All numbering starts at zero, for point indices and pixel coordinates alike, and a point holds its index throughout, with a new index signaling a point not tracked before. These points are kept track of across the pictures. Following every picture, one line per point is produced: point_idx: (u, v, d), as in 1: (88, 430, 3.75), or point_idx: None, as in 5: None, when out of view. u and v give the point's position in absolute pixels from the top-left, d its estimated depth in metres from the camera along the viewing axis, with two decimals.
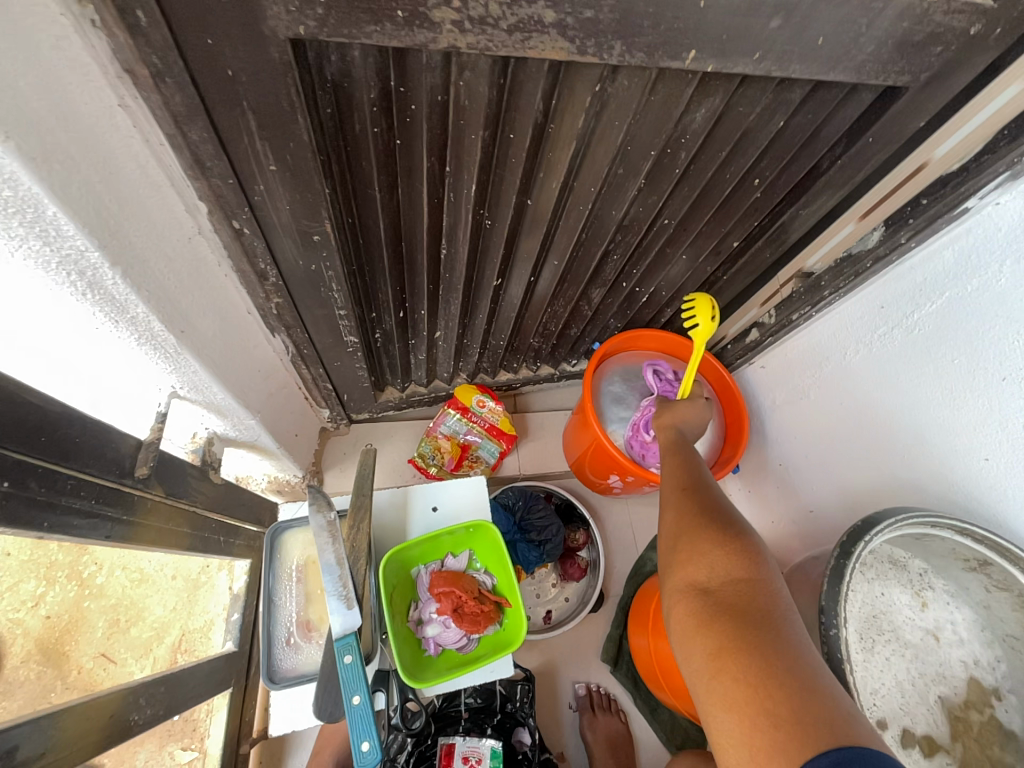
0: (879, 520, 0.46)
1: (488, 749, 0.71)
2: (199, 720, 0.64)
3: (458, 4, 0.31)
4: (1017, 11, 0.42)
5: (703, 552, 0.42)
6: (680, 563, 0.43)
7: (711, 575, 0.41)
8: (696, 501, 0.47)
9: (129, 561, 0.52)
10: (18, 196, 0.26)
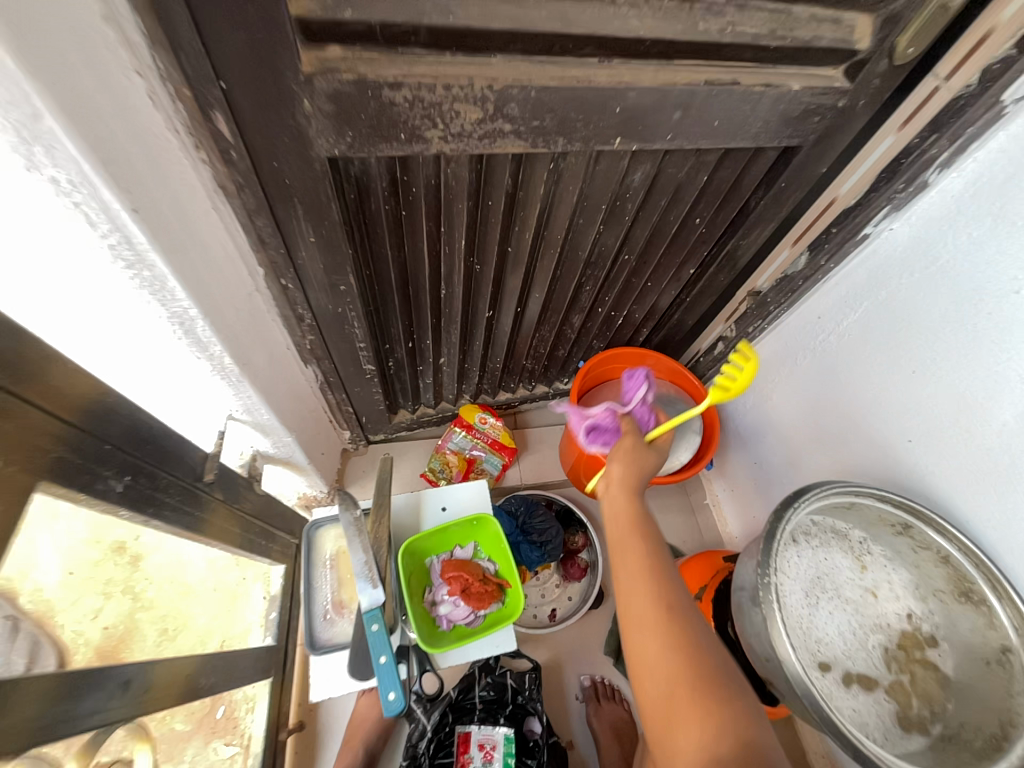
0: (807, 490, 0.56)
1: (502, 737, 0.79)
2: (240, 717, 0.72)
3: (442, 126, 0.45)
4: (874, 87, 0.55)
5: (671, 623, 0.45)
6: (646, 640, 0.46)
7: (681, 649, 0.44)
8: (657, 564, 0.50)
9: (175, 573, 0.60)
10: (153, 275, 0.40)
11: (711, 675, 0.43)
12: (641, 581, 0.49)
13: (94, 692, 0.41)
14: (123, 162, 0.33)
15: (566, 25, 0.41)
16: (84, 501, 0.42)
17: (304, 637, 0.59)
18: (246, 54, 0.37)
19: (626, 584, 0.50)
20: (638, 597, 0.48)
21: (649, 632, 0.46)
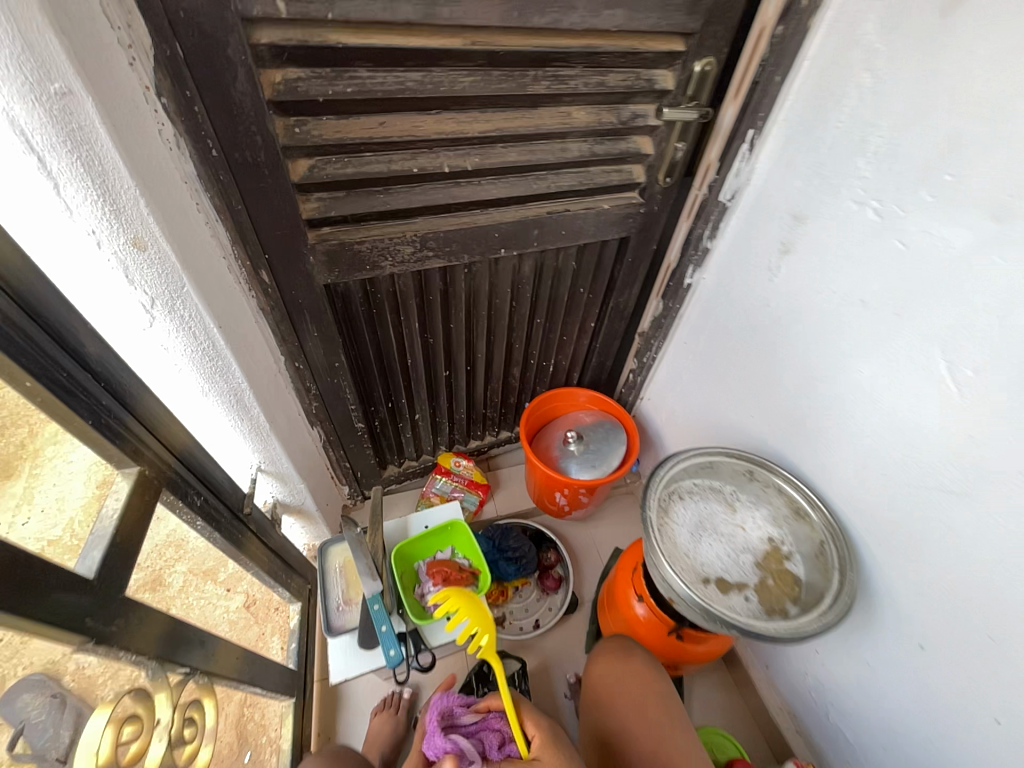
0: (675, 453, 0.81)
1: None
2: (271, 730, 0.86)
3: (391, 260, 0.75)
4: (661, 201, 0.87)
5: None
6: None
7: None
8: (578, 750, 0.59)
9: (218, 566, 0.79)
10: (223, 364, 0.66)
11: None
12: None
13: (186, 645, 0.59)
14: (215, 301, 0.61)
15: (456, 198, 0.72)
16: (176, 507, 0.64)
17: (323, 624, 0.76)
18: (279, 240, 0.66)
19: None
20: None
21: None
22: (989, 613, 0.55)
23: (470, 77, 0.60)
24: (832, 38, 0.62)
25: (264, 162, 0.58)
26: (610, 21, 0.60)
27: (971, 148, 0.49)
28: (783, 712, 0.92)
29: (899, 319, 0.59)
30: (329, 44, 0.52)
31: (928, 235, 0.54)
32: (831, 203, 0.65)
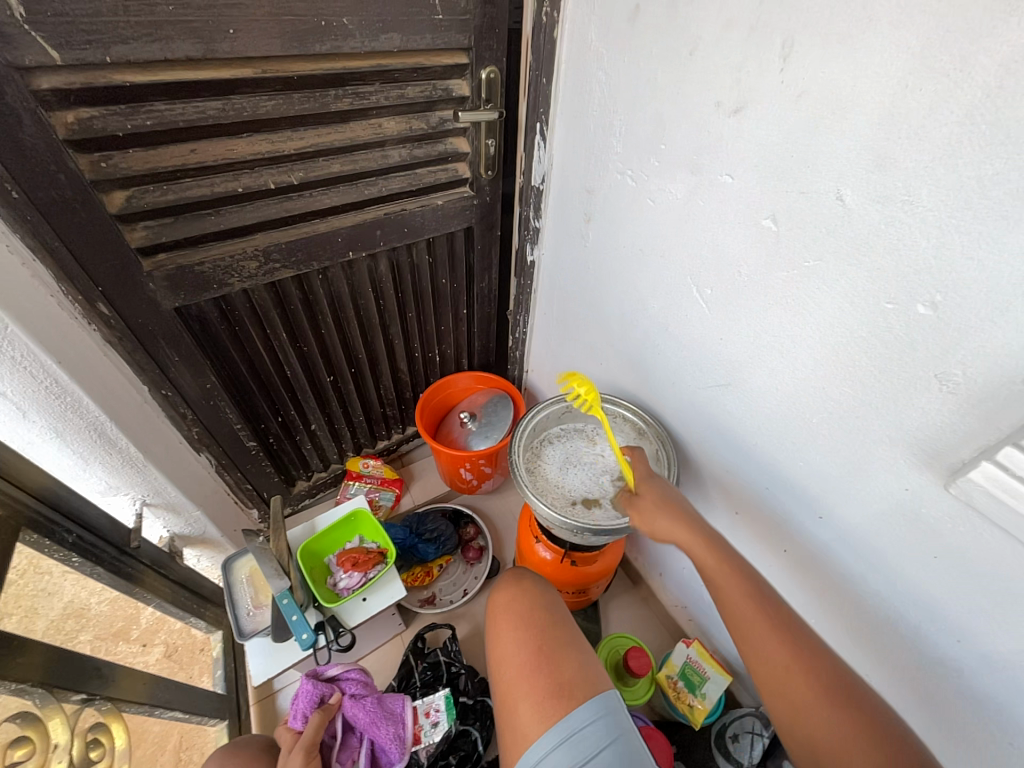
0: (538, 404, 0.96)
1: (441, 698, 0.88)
2: (201, 748, 0.87)
3: (239, 277, 0.79)
4: (491, 191, 0.98)
5: (739, 598, 0.62)
6: (772, 660, 0.59)
7: (772, 606, 0.62)
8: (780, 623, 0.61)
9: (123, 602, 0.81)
10: (73, 398, 0.67)
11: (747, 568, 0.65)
12: (837, 726, 0.54)
13: (74, 671, 0.61)
14: (50, 337, 0.62)
15: (289, 211, 0.78)
16: (44, 546, 0.64)
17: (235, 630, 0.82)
18: (111, 271, 0.68)
19: (817, 720, 0.55)
20: (767, 646, 0.59)
21: (738, 614, 0.62)
22: (760, 470, 0.72)
23: (271, 100, 0.67)
24: (575, 45, 0.76)
25: (74, 197, 0.60)
26: (389, 43, 0.70)
27: (669, 122, 0.65)
28: (677, 607, 1.07)
29: (663, 260, 0.75)
30: (114, 83, 0.57)
31: (663, 192, 0.70)
32: (605, 176, 0.80)
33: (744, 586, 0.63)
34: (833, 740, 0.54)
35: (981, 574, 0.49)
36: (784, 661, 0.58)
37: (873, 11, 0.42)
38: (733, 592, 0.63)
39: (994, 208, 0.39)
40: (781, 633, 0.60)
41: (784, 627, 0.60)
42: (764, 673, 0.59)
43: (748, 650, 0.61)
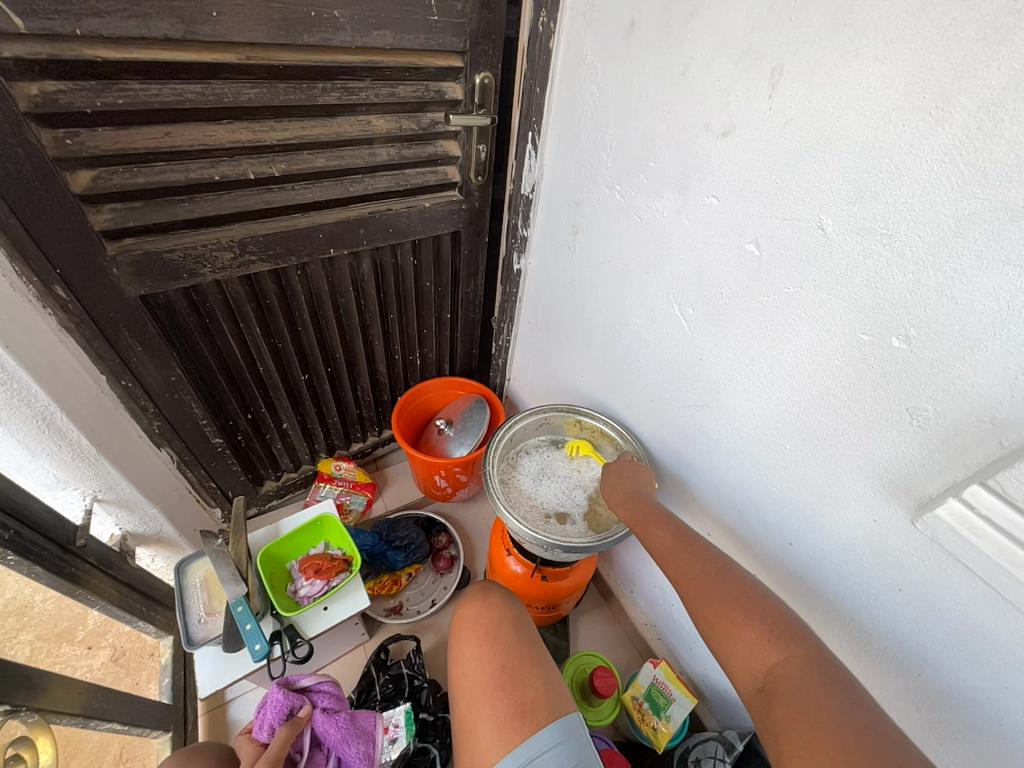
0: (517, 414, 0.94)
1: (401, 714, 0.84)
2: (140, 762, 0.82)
3: (211, 266, 0.76)
4: (480, 196, 0.97)
5: (667, 549, 0.62)
6: (702, 602, 0.56)
7: (696, 555, 0.60)
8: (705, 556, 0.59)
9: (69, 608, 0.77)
10: (20, 386, 0.62)
11: (674, 523, 0.65)
12: (769, 655, 0.49)
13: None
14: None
15: (268, 203, 0.75)
16: None
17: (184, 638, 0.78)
18: (70, 254, 0.64)
19: (747, 654, 0.50)
20: (692, 586, 0.58)
21: (669, 561, 0.61)
22: (732, 492, 0.71)
23: (255, 88, 0.65)
24: (569, 57, 0.76)
25: (33, 174, 0.57)
26: (381, 40, 0.69)
27: (658, 140, 0.65)
28: (647, 626, 1.06)
29: (647, 277, 0.74)
30: (84, 57, 0.54)
31: (649, 209, 0.70)
32: (593, 189, 0.80)
33: (670, 538, 0.63)
34: (767, 671, 0.49)
35: (943, 610, 0.49)
36: (709, 598, 0.55)
37: (860, 45, 0.42)
38: (663, 543, 0.63)
39: (969, 248, 0.39)
40: (710, 578, 0.57)
41: (713, 574, 0.57)
42: (699, 616, 0.56)
43: (684, 598, 0.58)
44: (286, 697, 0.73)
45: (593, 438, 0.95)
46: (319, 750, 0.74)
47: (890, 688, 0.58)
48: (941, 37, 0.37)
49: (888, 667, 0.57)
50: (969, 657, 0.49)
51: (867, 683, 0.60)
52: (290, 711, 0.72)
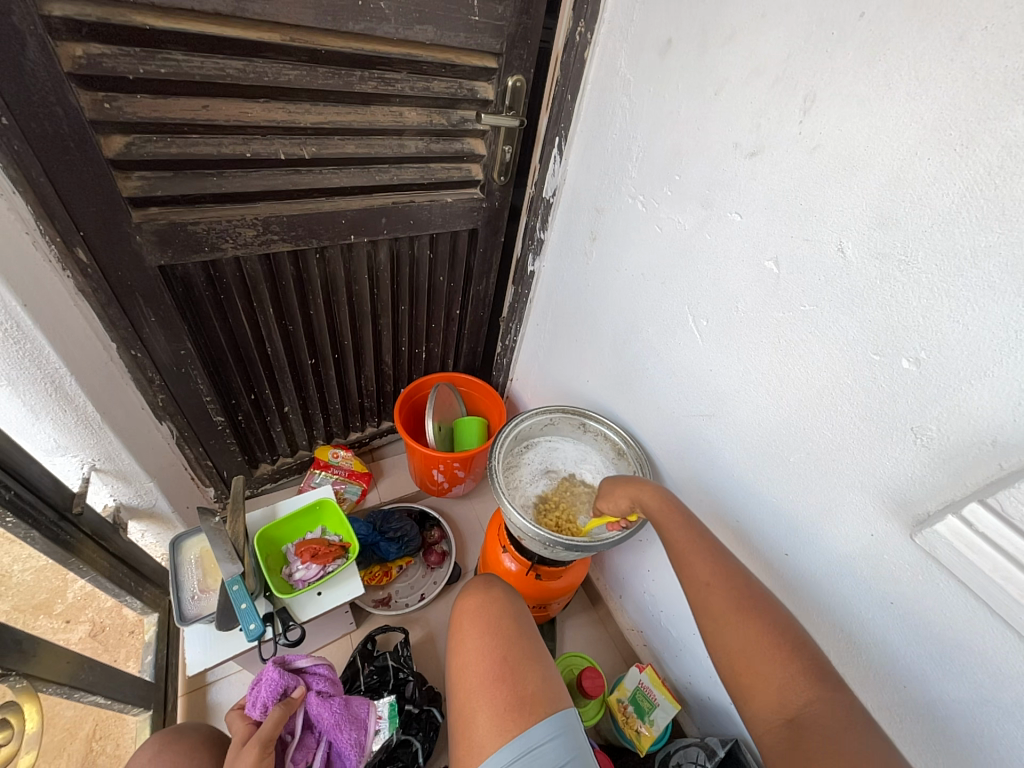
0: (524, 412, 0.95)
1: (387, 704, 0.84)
2: (116, 737, 0.81)
3: (233, 242, 0.76)
4: (501, 196, 0.99)
5: (707, 563, 0.60)
6: (740, 623, 0.54)
7: (739, 576, 0.58)
8: (731, 575, 0.59)
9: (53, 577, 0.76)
10: (34, 347, 0.61)
11: (709, 538, 0.63)
12: (798, 688, 0.49)
13: None
14: (20, 278, 0.58)
15: (295, 185, 0.76)
16: None
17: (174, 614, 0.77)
18: (96, 218, 0.64)
19: (779, 683, 0.50)
20: (730, 604, 0.56)
21: (706, 571, 0.60)
22: (732, 502, 0.73)
23: (294, 70, 0.65)
24: (603, 69, 0.78)
25: (68, 134, 0.57)
26: (422, 34, 0.70)
27: (686, 154, 0.67)
28: (633, 631, 1.08)
29: (664, 286, 0.76)
30: (132, 24, 0.54)
31: (671, 222, 0.72)
32: (616, 198, 0.82)
33: (707, 551, 0.62)
34: (798, 704, 0.48)
35: (933, 623, 0.51)
36: (748, 622, 0.54)
37: (892, 80, 0.44)
38: (701, 556, 0.61)
39: (982, 279, 0.42)
40: (745, 603, 0.56)
41: (756, 600, 0.56)
42: (727, 635, 0.55)
43: (706, 608, 0.58)
44: (281, 676, 0.72)
45: (596, 439, 0.97)
46: (311, 731, 0.74)
47: (873, 699, 0.60)
48: (971, 80, 0.40)
49: (874, 678, 0.59)
50: (956, 669, 0.51)
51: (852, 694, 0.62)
52: (284, 690, 0.72)
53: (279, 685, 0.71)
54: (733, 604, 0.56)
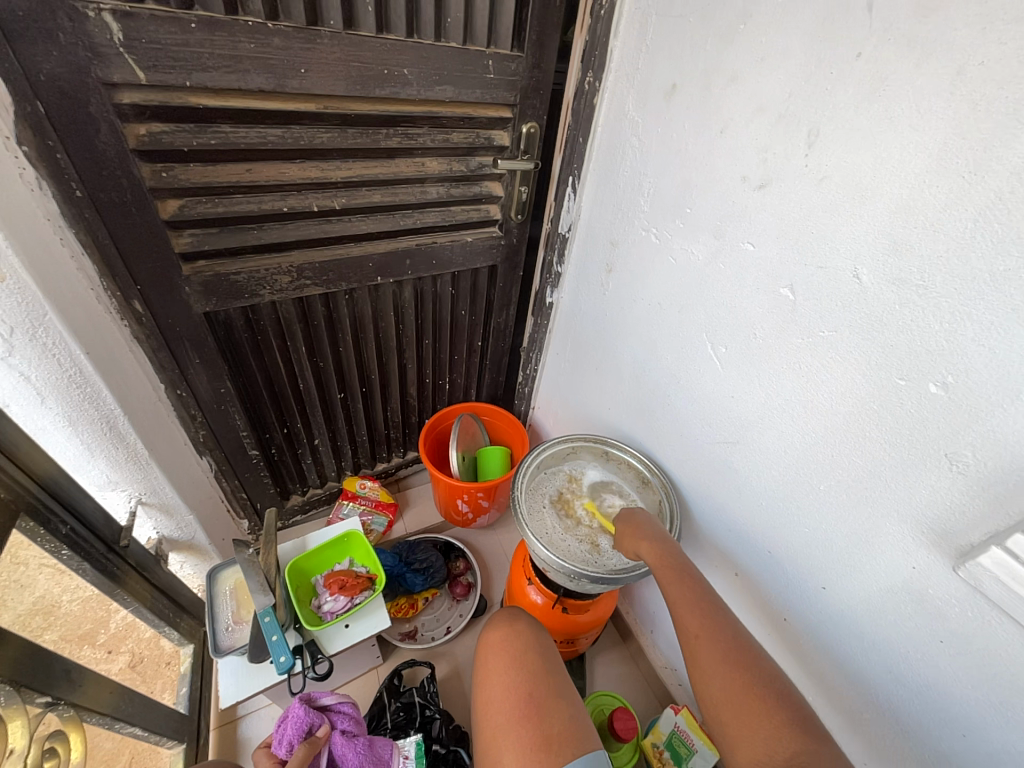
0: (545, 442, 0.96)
1: (412, 745, 0.82)
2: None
3: (269, 288, 0.82)
4: (518, 233, 1.03)
5: (697, 613, 0.61)
6: (729, 681, 0.55)
7: (728, 627, 0.60)
8: (712, 613, 0.61)
9: (98, 609, 0.79)
10: (91, 389, 0.67)
11: (703, 594, 0.63)
12: (786, 743, 0.49)
13: (42, 671, 0.59)
14: (87, 328, 0.65)
15: (326, 233, 0.81)
16: (39, 535, 0.64)
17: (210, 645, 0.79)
18: (152, 272, 0.71)
19: (764, 737, 0.50)
20: (717, 653, 0.57)
21: (695, 624, 0.61)
22: (762, 534, 0.71)
23: (327, 133, 0.72)
24: (612, 113, 0.83)
25: (131, 201, 0.64)
26: (443, 93, 0.76)
27: (696, 188, 0.69)
28: (667, 670, 1.03)
29: (681, 314, 0.77)
30: (189, 104, 0.61)
31: (685, 253, 0.74)
32: (630, 232, 0.84)
33: (699, 600, 0.62)
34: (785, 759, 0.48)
35: (989, 665, 0.48)
36: (730, 672, 0.56)
37: (895, 113, 0.46)
38: (689, 606, 0.62)
39: (1004, 302, 0.41)
40: (737, 651, 0.57)
41: (748, 660, 0.56)
42: (711, 687, 0.56)
43: (695, 658, 0.59)
44: (307, 714, 0.73)
45: (619, 468, 0.96)
46: None
47: (930, 746, 0.56)
48: (973, 110, 0.41)
49: (930, 722, 0.55)
50: (1020, 716, 0.47)
51: (909, 740, 0.58)
52: (308, 729, 0.72)
53: (303, 725, 0.72)
54: (715, 648, 0.58)
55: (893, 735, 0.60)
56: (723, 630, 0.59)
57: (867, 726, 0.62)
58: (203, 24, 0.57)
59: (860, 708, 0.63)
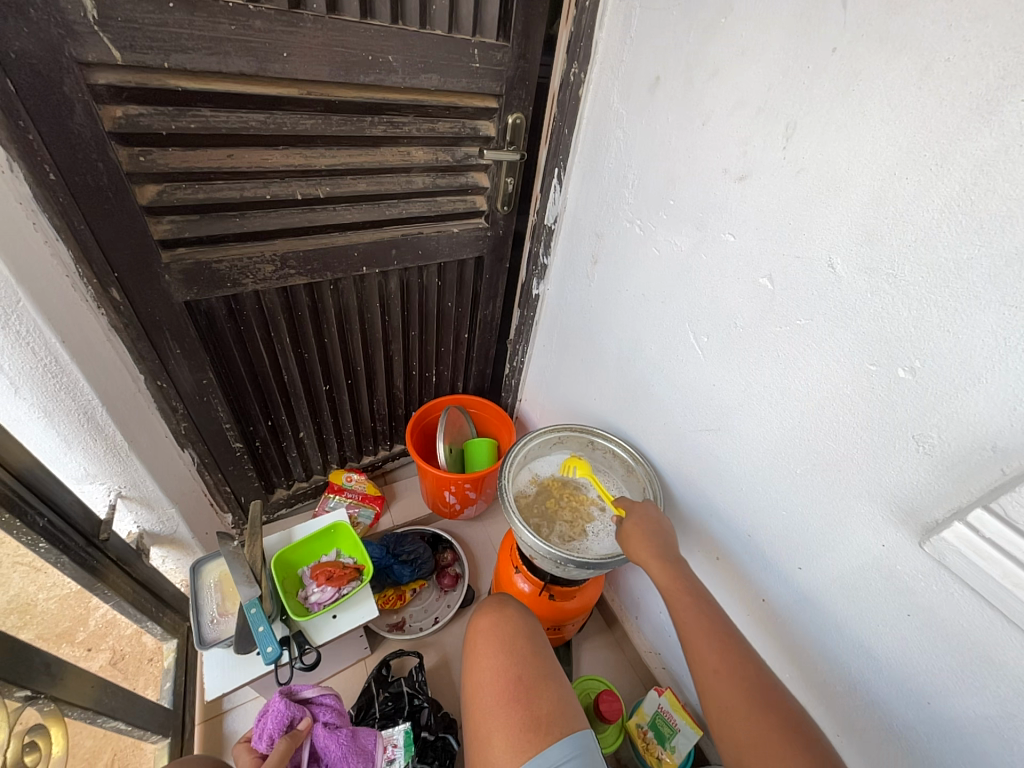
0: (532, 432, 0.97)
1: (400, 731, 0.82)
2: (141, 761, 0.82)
3: (252, 277, 0.81)
4: (505, 224, 1.03)
5: (711, 642, 0.61)
6: (748, 714, 0.55)
7: (744, 657, 0.60)
8: (727, 643, 0.61)
9: (78, 605, 0.78)
10: (67, 379, 0.65)
11: (715, 616, 0.64)
12: None
13: (22, 662, 0.58)
14: (62, 314, 0.63)
15: (311, 222, 0.80)
16: (15, 528, 0.62)
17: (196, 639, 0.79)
18: (130, 259, 0.69)
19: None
20: (734, 685, 0.57)
21: (711, 654, 0.60)
22: (742, 519, 0.73)
23: (311, 119, 0.71)
24: (597, 105, 0.83)
25: (108, 185, 0.63)
26: (427, 82, 0.75)
27: (680, 180, 0.70)
28: (651, 654, 1.05)
29: (664, 305, 0.78)
30: (167, 86, 0.60)
31: (668, 244, 0.75)
32: (614, 224, 0.85)
33: (713, 630, 0.62)
34: None
35: (953, 635, 0.51)
36: (747, 705, 0.55)
37: (867, 107, 0.47)
38: (705, 635, 0.62)
39: (969, 289, 0.43)
40: (749, 681, 0.57)
41: (763, 690, 0.56)
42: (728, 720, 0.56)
43: (711, 688, 0.59)
44: (290, 707, 0.73)
45: (604, 457, 0.98)
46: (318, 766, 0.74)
47: (898, 716, 0.59)
48: (940, 105, 0.43)
49: (898, 692, 0.58)
50: (980, 682, 0.50)
51: (878, 712, 0.61)
52: (291, 721, 0.73)
53: (286, 717, 0.72)
54: (736, 681, 0.57)
55: (865, 707, 0.62)
56: (740, 662, 0.59)
57: (840, 699, 0.65)
58: (182, 4, 0.56)
59: (831, 683, 0.66)
